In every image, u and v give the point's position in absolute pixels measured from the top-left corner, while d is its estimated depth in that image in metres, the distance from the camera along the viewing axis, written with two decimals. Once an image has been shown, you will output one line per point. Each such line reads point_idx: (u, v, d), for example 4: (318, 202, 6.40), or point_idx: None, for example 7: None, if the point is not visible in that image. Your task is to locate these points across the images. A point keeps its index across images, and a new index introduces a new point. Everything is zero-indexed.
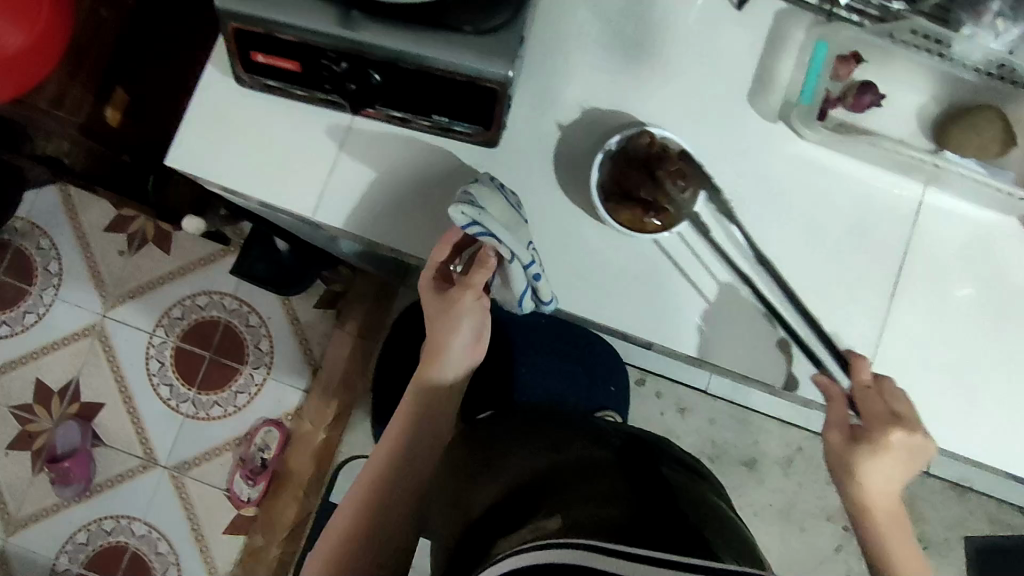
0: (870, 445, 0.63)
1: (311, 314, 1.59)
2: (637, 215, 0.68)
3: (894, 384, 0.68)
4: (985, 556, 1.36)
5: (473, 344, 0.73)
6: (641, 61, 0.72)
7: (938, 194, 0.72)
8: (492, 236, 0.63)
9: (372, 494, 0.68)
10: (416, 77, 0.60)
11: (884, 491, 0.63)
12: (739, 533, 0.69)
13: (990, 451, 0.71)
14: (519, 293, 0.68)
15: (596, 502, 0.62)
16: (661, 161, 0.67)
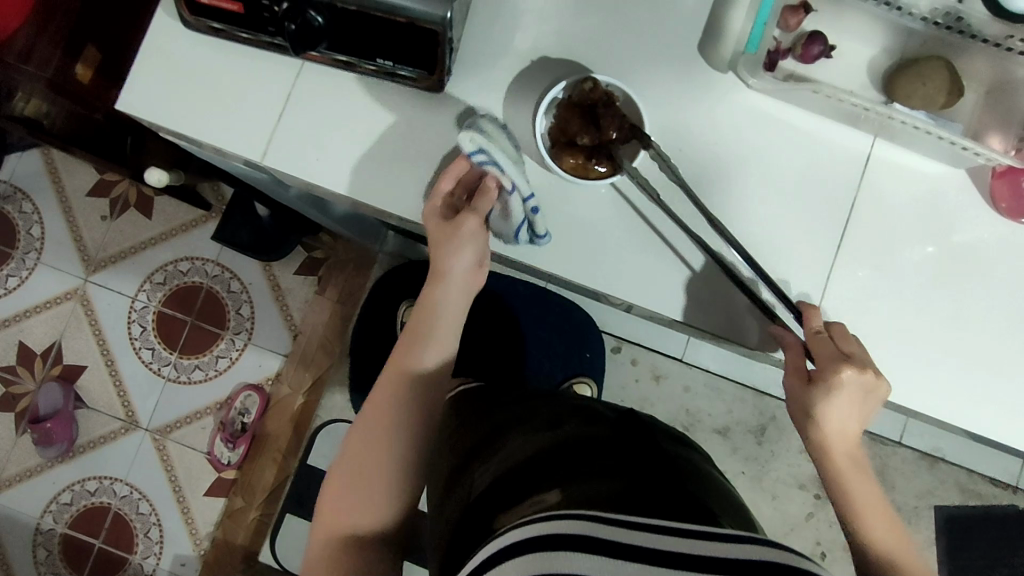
0: (825, 387, 0.65)
1: (292, 280, 1.60)
2: (580, 162, 0.69)
3: (845, 328, 0.69)
4: (955, 525, 1.37)
5: (473, 271, 0.71)
6: (593, 11, 0.71)
7: (887, 145, 0.72)
8: (495, 164, 0.67)
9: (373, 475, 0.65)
10: (359, 19, 0.61)
11: (842, 431, 0.65)
12: (735, 506, 0.72)
13: (934, 405, 0.72)
14: (515, 226, 0.69)
15: (593, 475, 0.65)
16: (603, 108, 0.67)
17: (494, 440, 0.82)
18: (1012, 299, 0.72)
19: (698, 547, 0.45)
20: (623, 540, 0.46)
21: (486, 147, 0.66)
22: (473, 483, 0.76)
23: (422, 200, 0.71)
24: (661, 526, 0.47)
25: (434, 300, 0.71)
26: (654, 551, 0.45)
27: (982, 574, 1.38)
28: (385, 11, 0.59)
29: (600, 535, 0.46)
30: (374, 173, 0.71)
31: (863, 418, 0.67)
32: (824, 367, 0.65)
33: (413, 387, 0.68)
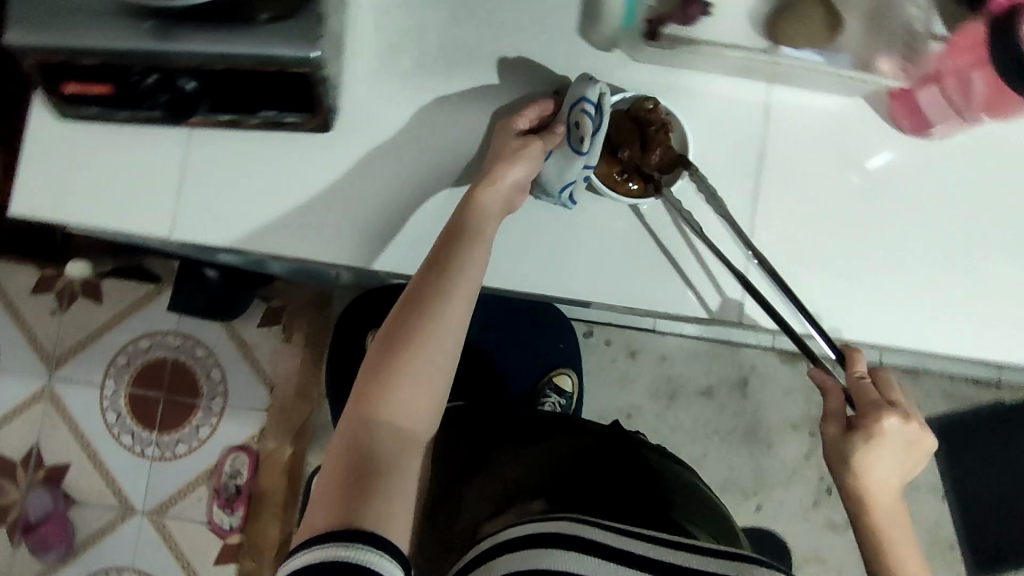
0: (866, 436, 0.66)
1: (256, 334, 1.58)
2: (614, 173, 0.71)
3: (886, 374, 0.71)
4: (949, 433, 1.39)
5: (517, 191, 0.68)
6: (469, 17, 0.71)
7: (782, 90, 0.72)
8: (596, 122, 0.66)
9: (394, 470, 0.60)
10: (230, 77, 0.61)
11: (881, 484, 0.68)
12: (719, 522, 0.79)
13: (883, 332, 0.72)
14: (565, 183, 0.69)
15: (579, 494, 0.71)
16: (657, 131, 0.68)
17: (479, 455, 0.87)
18: (933, 212, 0.73)
19: (676, 557, 0.56)
20: (597, 540, 0.57)
21: (601, 105, 0.66)
22: (462, 494, 0.82)
23: (338, 240, 0.70)
24: (635, 532, 0.58)
25: (443, 282, 0.65)
26: (628, 553, 0.56)
27: (987, 475, 1.39)
28: (254, 61, 0.58)
29: (574, 532, 0.57)
30: (285, 221, 0.70)
31: (906, 471, 0.69)
32: (867, 414, 0.67)
33: (434, 360, 0.63)
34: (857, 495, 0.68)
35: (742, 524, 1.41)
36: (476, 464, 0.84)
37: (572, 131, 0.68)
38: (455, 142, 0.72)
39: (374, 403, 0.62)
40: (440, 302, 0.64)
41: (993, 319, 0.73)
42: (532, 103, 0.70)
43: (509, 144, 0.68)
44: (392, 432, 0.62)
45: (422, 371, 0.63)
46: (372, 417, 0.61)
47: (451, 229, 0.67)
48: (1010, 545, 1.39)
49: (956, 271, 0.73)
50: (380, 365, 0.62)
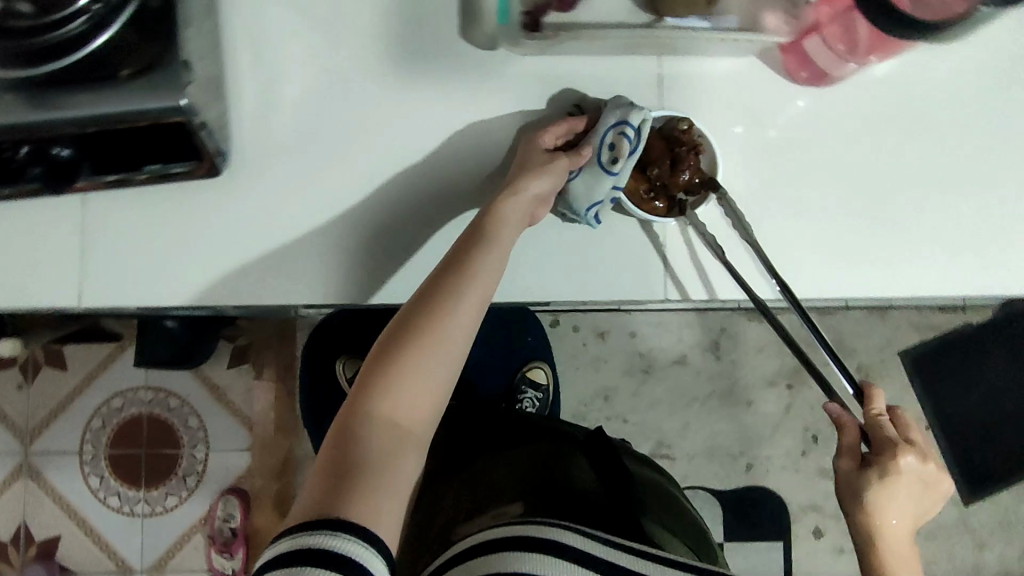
0: (882, 474, 0.67)
1: (227, 376, 1.55)
2: (641, 190, 0.72)
3: (904, 413, 0.71)
4: (923, 363, 1.40)
5: (536, 204, 0.68)
6: (348, 36, 0.70)
7: (675, 60, 0.73)
8: (632, 143, 0.67)
9: (385, 465, 0.57)
10: (104, 137, 0.59)
11: (895, 527, 0.68)
12: (695, 533, 0.79)
13: (799, 283, 0.74)
14: (592, 202, 0.69)
15: (569, 501, 0.70)
16: (688, 153, 0.69)
17: (472, 455, 0.85)
18: (839, 157, 0.74)
19: (642, 567, 0.55)
20: (557, 541, 0.55)
21: (639, 127, 0.67)
22: (453, 487, 0.80)
23: (256, 279, 0.71)
24: (616, 543, 0.57)
25: (451, 288, 0.63)
26: (605, 562, 0.55)
27: (971, 400, 1.39)
28: (122, 120, 0.57)
29: (532, 535, 0.55)
30: (196, 268, 0.70)
31: (921, 512, 0.70)
32: (884, 452, 0.67)
33: (438, 373, 0.61)
34: (869, 534, 0.68)
35: (735, 487, 1.41)
36: (468, 468, 0.82)
37: (603, 150, 0.69)
38: (355, 163, 0.71)
39: (377, 396, 0.59)
40: (456, 308, 0.62)
41: (914, 253, 0.74)
42: (560, 120, 0.70)
43: (536, 159, 0.68)
44: (386, 431, 0.58)
45: (429, 373, 0.60)
46: (370, 409, 0.58)
47: (472, 234, 0.66)
48: (1001, 464, 1.39)
49: (870, 209, 0.74)
50: (392, 359, 0.60)
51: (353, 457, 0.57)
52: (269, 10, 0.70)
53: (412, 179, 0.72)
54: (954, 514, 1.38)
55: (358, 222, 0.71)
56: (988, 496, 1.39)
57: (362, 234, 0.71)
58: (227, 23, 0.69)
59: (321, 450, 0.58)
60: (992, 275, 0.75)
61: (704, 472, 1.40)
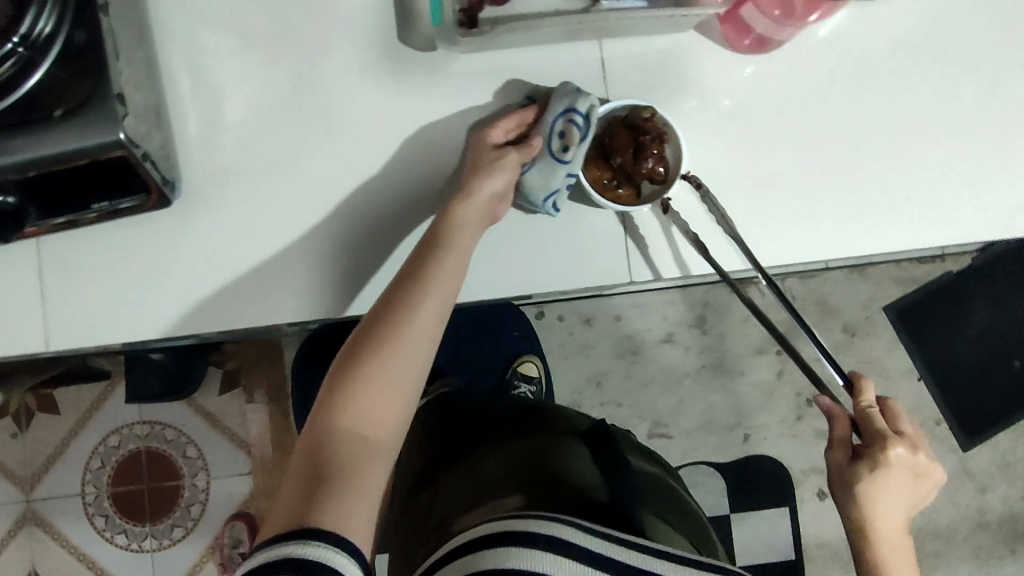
0: (872, 464, 0.68)
1: (219, 402, 1.49)
2: (604, 178, 0.72)
3: (893, 406, 0.72)
4: (910, 316, 1.39)
5: (494, 203, 0.69)
6: (284, 52, 0.70)
7: (614, 42, 0.72)
8: (582, 131, 0.68)
9: (355, 474, 0.56)
10: (46, 180, 0.59)
11: (889, 521, 0.68)
12: (686, 519, 0.79)
13: (764, 251, 0.73)
14: (549, 191, 0.70)
15: (559, 489, 0.69)
16: (652, 141, 0.68)
17: (464, 453, 0.84)
18: (790, 121, 0.73)
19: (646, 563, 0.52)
20: (552, 536, 0.52)
21: (588, 115, 0.68)
22: (439, 494, 0.79)
23: (220, 304, 0.70)
24: (614, 537, 0.54)
25: (412, 292, 0.64)
26: (604, 559, 0.52)
27: (959, 347, 1.39)
28: (61, 161, 0.57)
29: (523, 530, 0.52)
30: (159, 299, 0.70)
31: (913, 505, 0.71)
32: (873, 443, 0.68)
33: (404, 378, 0.61)
34: (863, 526, 0.68)
35: (736, 458, 1.41)
36: (461, 467, 0.81)
37: (554, 139, 0.70)
38: (305, 177, 0.71)
39: (342, 408, 0.59)
40: (416, 314, 0.63)
41: (878, 209, 0.74)
42: (510, 112, 0.71)
43: (485, 157, 0.69)
44: (354, 438, 0.58)
45: (392, 380, 0.61)
46: (336, 420, 0.58)
47: (428, 242, 0.67)
48: (996, 408, 1.39)
49: (827, 168, 0.74)
50: (355, 370, 0.60)
51: (322, 469, 0.56)
52: (203, 35, 0.70)
53: (364, 187, 0.71)
54: (953, 461, 1.39)
55: (315, 236, 0.71)
56: (986, 441, 1.39)
57: (321, 248, 0.71)
58: (162, 53, 0.70)
59: (298, 460, 0.58)
60: (957, 222, 0.74)
61: (703, 446, 1.41)
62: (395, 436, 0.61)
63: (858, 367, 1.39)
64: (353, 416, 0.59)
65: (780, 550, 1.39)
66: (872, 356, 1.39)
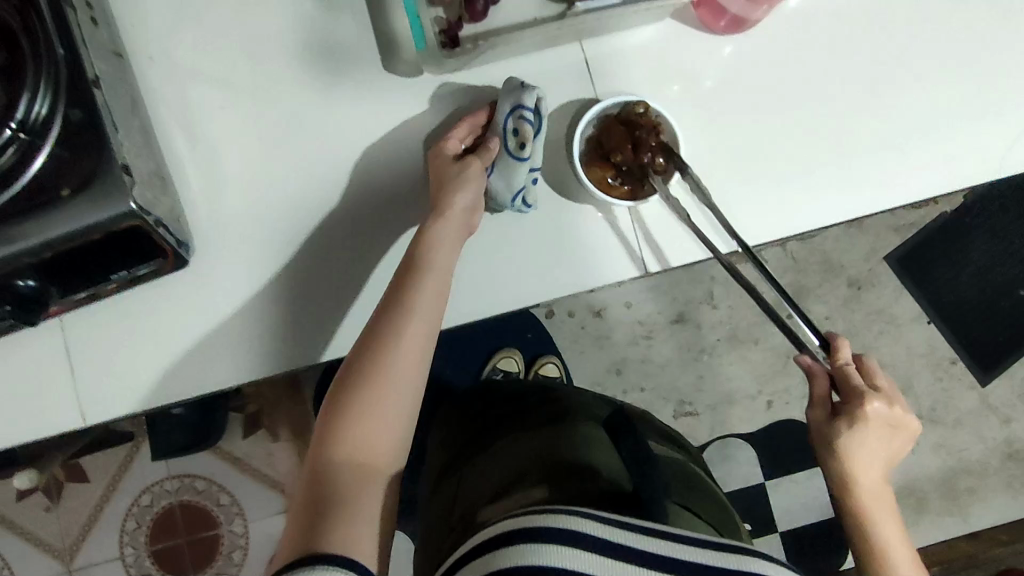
0: (849, 418, 0.69)
1: (245, 445, 1.49)
2: (608, 176, 0.72)
3: (871, 361, 0.73)
4: (911, 261, 1.41)
5: (468, 213, 0.69)
6: (275, 99, 0.72)
7: (594, 42, 0.74)
8: (532, 122, 0.68)
9: (353, 499, 0.60)
10: (65, 258, 0.60)
11: (867, 470, 0.71)
12: (702, 494, 0.80)
13: (767, 226, 0.75)
14: (514, 191, 0.70)
15: (570, 475, 0.70)
16: (647, 135, 0.69)
17: (476, 447, 0.86)
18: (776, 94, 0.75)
19: (670, 551, 0.50)
20: (566, 529, 0.50)
21: (536, 107, 0.68)
22: (455, 488, 0.81)
23: (249, 352, 0.71)
24: (632, 525, 0.51)
25: (399, 313, 0.66)
26: (624, 551, 0.49)
27: (966, 286, 1.40)
28: (76, 238, 0.58)
29: (533, 526, 0.50)
30: (188, 357, 0.71)
31: (891, 457, 0.73)
32: (848, 400, 0.69)
33: (397, 400, 0.64)
34: (844, 478, 0.71)
35: (762, 425, 1.42)
36: (472, 461, 0.83)
37: (509, 138, 0.69)
38: (311, 219, 0.72)
39: (339, 436, 0.62)
40: (404, 335, 0.65)
41: (871, 167, 0.75)
42: (461, 120, 0.71)
43: (449, 170, 0.69)
44: (356, 463, 0.62)
45: (386, 405, 0.64)
46: (335, 448, 0.62)
47: (410, 261, 0.68)
48: (1008, 340, 1.41)
49: (817, 135, 0.75)
50: (349, 397, 0.63)
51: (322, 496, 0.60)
52: (193, 93, 0.71)
53: (370, 219, 0.72)
54: (973, 398, 1.41)
55: (328, 272, 0.72)
56: (1001, 373, 1.41)
57: (339, 284, 0.72)
58: (156, 115, 0.71)
59: (303, 486, 0.62)
60: (951, 168, 0.75)
61: (728, 419, 1.42)
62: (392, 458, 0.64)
63: (868, 320, 1.41)
64: (351, 443, 0.62)
65: (819, 510, 1.41)
66: (881, 307, 1.41)
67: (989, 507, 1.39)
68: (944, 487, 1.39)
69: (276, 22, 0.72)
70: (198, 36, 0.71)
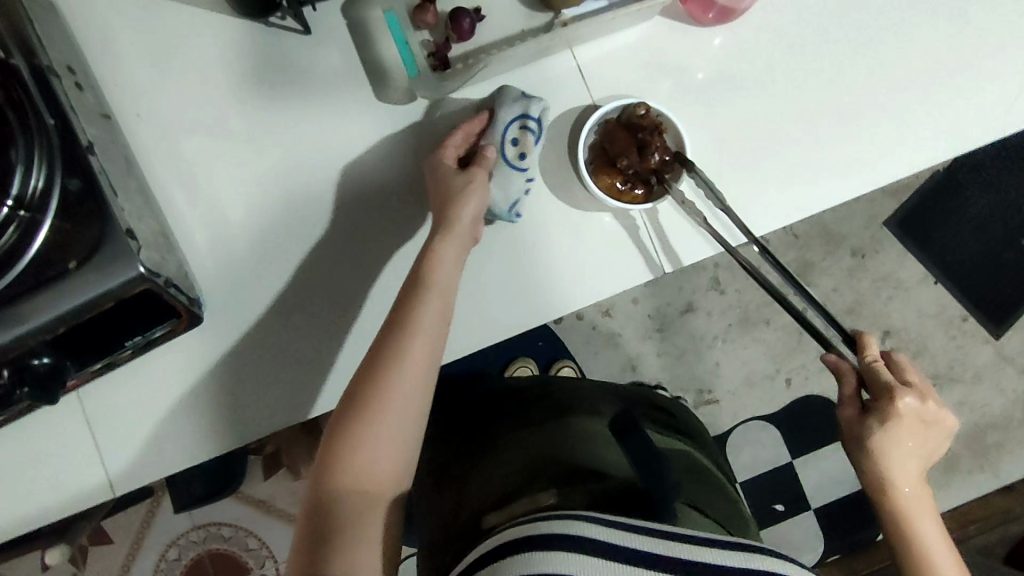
0: (882, 417, 0.68)
1: (267, 487, 1.46)
2: (617, 182, 0.71)
3: (899, 358, 0.72)
4: (911, 224, 1.41)
5: (474, 223, 0.67)
6: (269, 141, 0.70)
7: (584, 48, 0.73)
8: (533, 133, 0.69)
9: (357, 523, 0.59)
10: (77, 330, 0.58)
11: (905, 471, 0.69)
12: (712, 479, 0.78)
13: (777, 212, 0.74)
14: (512, 201, 0.70)
15: (585, 479, 0.67)
16: (652, 135, 0.68)
17: (476, 439, 0.83)
18: (771, 78, 0.74)
19: (679, 551, 0.48)
20: (577, 535, 0.49)
21: (537, 117, 0.69)
22: (453, 484, 0.79)
23: (273, 401, 0.70)
24: (639, 527, 0.50)
25: (402, 330, 0.64)
26: (629, 552, 0.48)
27: (969, 242, 1.40)
28: (90, 308, 0.56)
29: (545, 532, 0.49)
30: (212, 415, 0.70)
31: (928, 455, 0.71)
32: (879, 398, 0.69)
33: (401, 421, 0.62)
34: (881, 480, 0.70)
35: (782, 404, 1.42)
36: (471, 457, 0.80)
37: (507, 147, 0.70)
38: (318, 259, 0.71)
39: (345, 456, 0.60)
40: (406, 356, 0.63)
41: (874, 139, 0.75)
42: (457, 128, 0.70)
43: (453, 182, 0.67)
44: (360, 488, 0.60)
45: (389, 426, 0.62)
46: (339, 474, 0.60)
47: (415, 274, 0.66)
48: (1016, 290, 1.41)
49: (816, 113, 0.74)
50: (351, 418, 0.61)
51: (325, 517, 0.59)
52: (184, 145, 0.70)
53: (379, 252, 0.71)
54: (989, 352, 1.41)
55: (343, 310, 0.71)
56: (1013, 324, 1.41)
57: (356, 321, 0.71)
58: (149, 173, 0.69)
59: (305, 511, 0.60)
60: (952, 131, 0.75)
61: (749, 402, 1.42)
62: (399, 479, 0.62)
63: (875, 287, 1.40)
64: (357, 468, 0.60)
65: (851, 483, 1.40)
66: (887, 273, 1.40)
67: (1018, 459, 1.39)
68: (970, 444, 1.39)
69: (261, 64, 0.70)
70: (184, 87, 0.70)
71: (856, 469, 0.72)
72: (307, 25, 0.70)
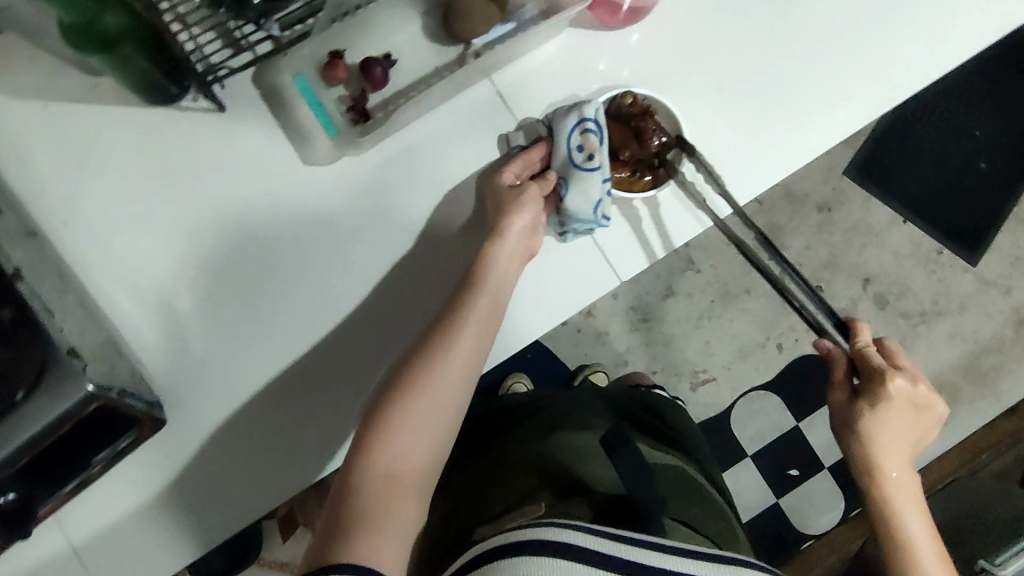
0: (870, 401, 0.69)
1: (288, 549, 1.45)
2: (626, 176, 0.72)
3: (893, 346, 0.72)
4: (871, 168, 1.41)
5: (529, 234, 0.68)
6: (204, 226, 0.69)
7: (504, 72, 0.72)
8: (597, 133, 0.69)
9: (370, 515, 0.56)
10: (39, 461, 0.57)
11: (893, 458, 0.70)
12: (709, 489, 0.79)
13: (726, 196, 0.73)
14: (594, 204, 0.69)
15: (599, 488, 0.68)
16: (646, 120, 0.70)
17: (493, 439, 0.83)
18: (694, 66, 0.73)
19: (652, 560, 0.49)
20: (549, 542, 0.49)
21: (596, 116, 0.69)
22: (462, 482, 0.78)
23: (259, 482, 0.70)
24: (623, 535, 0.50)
25: (449, 329, 0.64)
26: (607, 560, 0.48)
27: (931, 176, 1.40)
28: (44, 436, 0.55)
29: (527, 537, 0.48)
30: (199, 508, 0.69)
31: (917, 441, 0.71)
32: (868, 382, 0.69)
33: (439, 421, 0.62)
34: (870, 466, 0.70)
35: (779, 370, 1.42)
36: (485, 456, 0.80)
37: (574, 155, 0.70)
38: (277, 332, 0.70)
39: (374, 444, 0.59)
40: (444, 355, 0.63)
41: (809, 106, 0.74)
42: (517, 155, 0.71)
43: (508, 197, 0.68)
44: (382, 476, 0.58)
45: (420, 417, 0.61)
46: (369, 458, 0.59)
47: (464, 280, 0.67)
48: (986, 215, 1.41)
49: (747, 92, 0.74)
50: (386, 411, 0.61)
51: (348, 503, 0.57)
52: (120, 247, 0.69)
53: (339, 315, 0.70)
54: (969, 279, 1.41)
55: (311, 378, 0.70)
56: (988, 247, 1.41)
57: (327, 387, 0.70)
58: (89, 282, 0.68)
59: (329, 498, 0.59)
60: (882, 84, 0.75)
61: (745, 374, 1.41)
62: (426, 473, 0.61)
63: (847, 237, 1.40)
64: (386, 456, 0.59)
65: None
66: (855, 221, 1.40)
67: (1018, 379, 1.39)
68: (968, 373, 1.39)
69: (181, 150, 0.69)
70: (109, 187, 0.69)
71: (845, 452, 0.73)
72: (220, 103, 0.69)
